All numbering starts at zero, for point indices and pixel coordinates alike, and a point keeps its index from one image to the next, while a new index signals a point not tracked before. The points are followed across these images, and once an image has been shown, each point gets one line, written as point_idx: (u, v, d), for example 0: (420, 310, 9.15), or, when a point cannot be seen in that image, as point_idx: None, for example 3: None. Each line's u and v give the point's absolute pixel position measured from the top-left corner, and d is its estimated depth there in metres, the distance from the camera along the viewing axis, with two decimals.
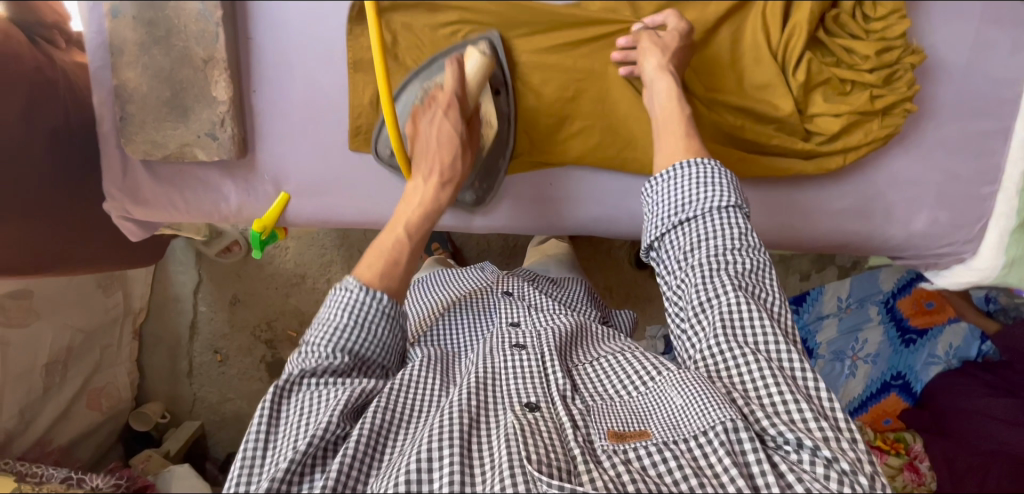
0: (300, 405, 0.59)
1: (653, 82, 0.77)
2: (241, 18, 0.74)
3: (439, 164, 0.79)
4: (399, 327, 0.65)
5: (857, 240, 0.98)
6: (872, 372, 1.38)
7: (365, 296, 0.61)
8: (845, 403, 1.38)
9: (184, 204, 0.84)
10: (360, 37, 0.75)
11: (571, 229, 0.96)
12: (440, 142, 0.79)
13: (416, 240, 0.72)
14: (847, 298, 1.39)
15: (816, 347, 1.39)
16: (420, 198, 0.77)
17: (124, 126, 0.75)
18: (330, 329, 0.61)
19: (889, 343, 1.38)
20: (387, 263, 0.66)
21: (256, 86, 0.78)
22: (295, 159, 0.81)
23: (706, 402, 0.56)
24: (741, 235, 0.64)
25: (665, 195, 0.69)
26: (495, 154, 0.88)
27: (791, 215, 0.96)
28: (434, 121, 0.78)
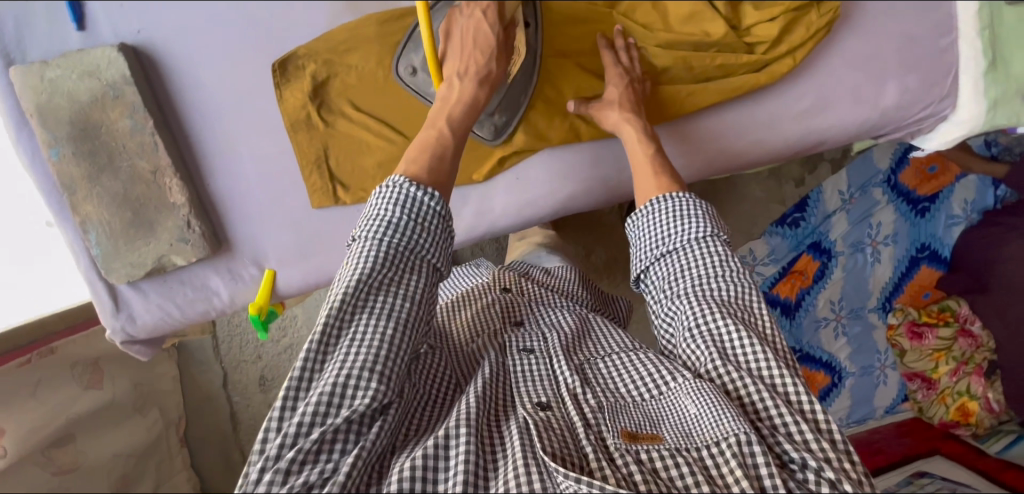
0: (359, 332, 0.56)
1: (620, 132, 0.83)
2: (175, 121, 0.77)
3: (473, 65, 0.72)
4: (448, 237, 0.63)
5: (834, 133, 0.97)
6: (895, 254, 1.38)
7: (420, 192, 0.61)
8: (879, 292, 1.40)
9: (179, 310, 0.82)
10: (288, 97, 0.78)
11: (557, 212, 0.95)
12: (473, 43, 0.71)
13: (454, 140, 0.71)
14: (848, 190, 1.36)
15: (833, 247, 1.39)
16: (452, 98, 0.72)
17: (101, 258, 0.76)
18: (384, 224, 0.60)
19: (904, 219, 1.37)
20: (432, 157, 0.69)
21: (210, 178, 0.79)
22: (269, 233, 0.82)
23: (716, 407, 0.56)
24: (723, 264, 0.65)
25: (644, 231, 0.70)
26: (523, 84, 0.84)
27: (762, 130, 0.95)
28: (467, 19, 0.70)
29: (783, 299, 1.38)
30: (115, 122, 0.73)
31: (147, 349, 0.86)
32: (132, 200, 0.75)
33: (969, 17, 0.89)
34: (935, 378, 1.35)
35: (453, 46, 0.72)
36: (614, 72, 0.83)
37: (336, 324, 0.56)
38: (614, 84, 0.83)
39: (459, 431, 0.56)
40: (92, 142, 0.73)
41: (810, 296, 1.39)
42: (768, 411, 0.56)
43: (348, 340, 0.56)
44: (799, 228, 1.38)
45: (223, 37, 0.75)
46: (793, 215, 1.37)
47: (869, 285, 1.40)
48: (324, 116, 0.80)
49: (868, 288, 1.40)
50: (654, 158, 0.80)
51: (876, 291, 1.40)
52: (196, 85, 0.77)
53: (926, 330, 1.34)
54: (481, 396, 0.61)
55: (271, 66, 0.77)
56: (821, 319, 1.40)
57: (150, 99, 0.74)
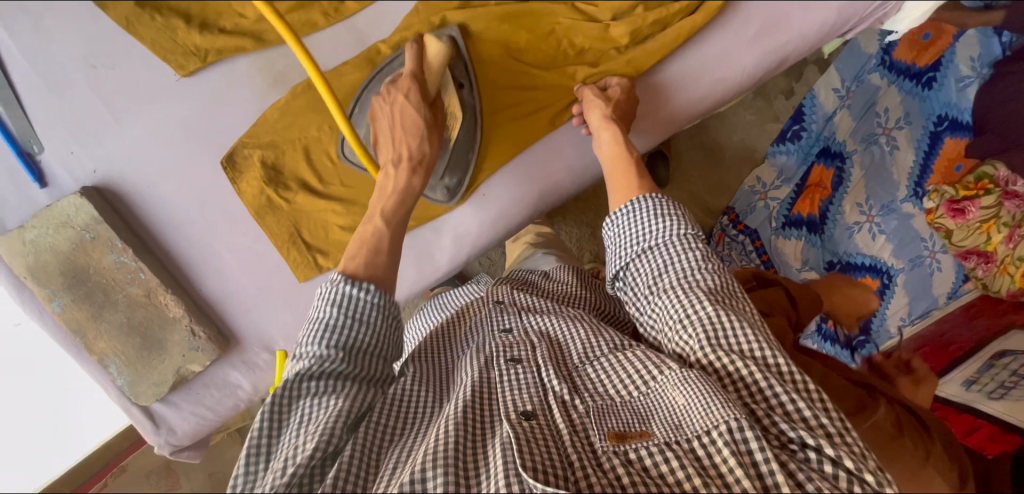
0: (303, 414, 0.57)
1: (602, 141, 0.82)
2: (153, 242, 0.81)
3: (406, 150, 0.76)
4: (395, 323, 0.63)
5: (791, 49, 0.91)
6: (912, 135, 1.17)
7: (355, 290, 0.60)
8: (906, 178, 1.18)
9: (211, 411, 0.86)
10: (246, 188, 0.81)
11: (535, 214, 0.95)
12: (403, 127, 0.76)
13: (398, 228, 0.70)
14: (844, 86, 1.19)
15: (843, 148, 1.22)
16: (388, 186, 0.74)
17: (127, 385, 0.81)
18: (324, 327, 0.59)
19: (911, 97, 1.17)
20: (371, 253, 0.66)
21: (200, 283, 0.83)
22: (270, 317, 0.86)
23: (705, 396, 0.56)
24: (703, 264, 0.64)
25: (621, 228, 0.70)
26: (467, 140, 0.86)
27: (713, 70, 0.92)
28: (392, 104, 0.77)
29: (806, 216, 1.25)
30: (99, 260, 0.77)
31: (196, 451, 0.91)
32: (136, 326, 0.79)
33: None
34: (990, 250, 1.09)
35: (384, 132, 0.78)
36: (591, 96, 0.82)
37: (279, 415, 0.56)
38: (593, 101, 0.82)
39: (438, 464, 0.54)
40: (85, 285, 0.77)
41: (833, 206, 1.23)
42: (758, 391, 0.57)
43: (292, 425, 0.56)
44: (801, 140, 1.24)
45: (173, 153, 0.79)
46: (791, 129, 1.24)
47: (892, 176, 1.19)
48: (283, 195, 0.82)
49: (893, 177, 1.19)
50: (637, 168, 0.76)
51: (903, 179, 1.18)
52: (160, 204, 0.80)
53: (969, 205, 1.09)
54: (466, 417, 0.60)
55: (221, 162, 0.80)
56: (852, 226, 1.22)
57: (123, 230, 0.78)
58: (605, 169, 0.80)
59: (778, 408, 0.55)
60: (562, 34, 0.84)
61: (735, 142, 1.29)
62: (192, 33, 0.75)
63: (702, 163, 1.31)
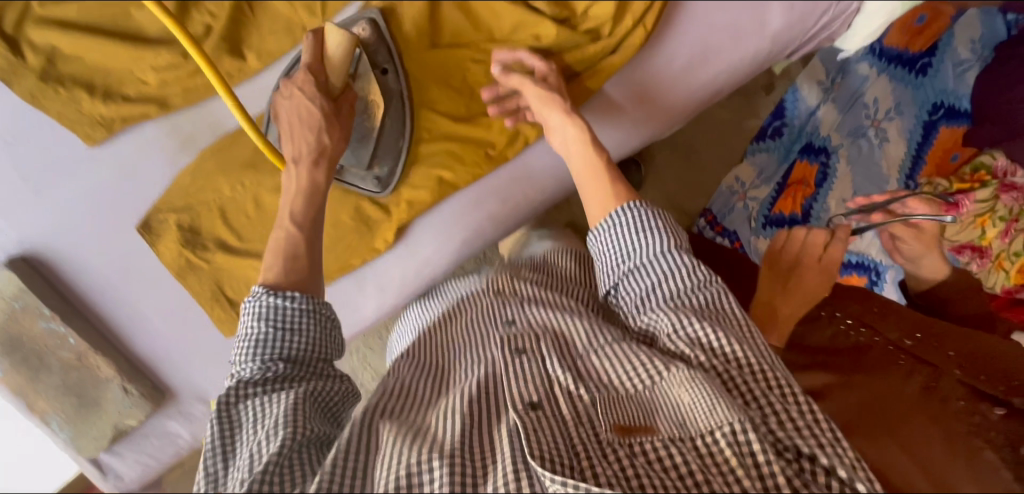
0: (253, 415, 0.54)
1: (557, 125, 0.75)
2: (82, 305, 0.84)
3: (305, 148, 0.71)
4: (329, 327, 0.62)
5: (723, 80, 0.87)
6: (904, 126, 1.15)
7: (277, 298, 0.58)
8: (897, 170, 1.14)
9: (156, 457, 0.92)
10: (165, 251, 0.82)
11: (464, 258, 0.94)
12: (300, 123, 0.72)
13: (309, 230, 0.67)
14: (829, 78, 1.17)
15: (828, 143, 1.17)
16: (291, 186, 0.69)
17: (68, 440, 0.85)
18: (254, 340, 0.57)
19: (903, 85, 1.15)
20: (289, 260, 0.63)
21: (131, 341, 0.86)
22: (203, 371, 0.89)
23: (708, 395, 0.53)
24: (690, 275, 0.61)
25: (605, 244, 0.65)
26: (395, 132, 0.83)
27: (653, 94, 0.86)
28: (289, 100, 0.74)
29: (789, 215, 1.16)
30: (28, 327, 0.80)
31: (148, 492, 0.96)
32: (72, 385, 0.83)
33: None
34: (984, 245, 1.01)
35: (285, 130, 0.74)
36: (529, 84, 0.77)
37: (227, 428, 0.54)
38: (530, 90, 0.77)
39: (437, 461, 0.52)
40: (18, 351, 0.81)
41: (817, 204, 1.16)
42: (756, 393, 0.54)
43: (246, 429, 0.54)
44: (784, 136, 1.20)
45: (90, 221, 0.81)
46: (773, 124, 1.20)
47: (882, 168, 1.14)
48: (200, 256, 0.83)
49: (882, 172, 1.14)
50: (599, 158, 0.71)
51: (895, 170, 1.14)
52: (84, 270, 0.82)
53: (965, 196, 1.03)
54: (468, 411, 0.59)
55: (137, 228, 0.82)
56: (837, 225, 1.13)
57: (50, 297, 0.81)
58: (571, 166, 0.73)
59: (775, 413, 0.53)
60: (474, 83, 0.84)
61: (711, 143, 1.26)
62: (97, 103, 0.77)
63: (678, 165, 1.26)
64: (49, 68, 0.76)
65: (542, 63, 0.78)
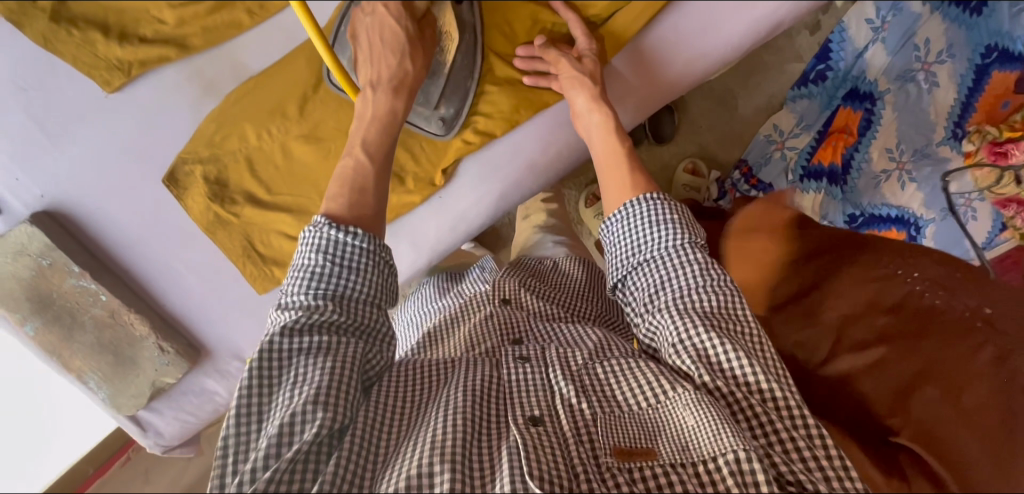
0: (295, 372, 0.52)
1: (585, 119, 0.73)
2: (112, 262, 0.81)
3: (385, 72, 0.68)
4: (387, 275, 0.58)
5: (787, 14, 0.77)
6: (960, 68, 0.95)
7: (340, 234, 0.55)
8: (945, 119, 0.97)
9: (194, 416, 0.91)
10: (195, 205, 0.79)
11: (501, 211, 0.90)
12: (381, 43, 0.67)
13: (380, 162, 0.65)
14: (877, 16, 1.00)
15: (873, 89, 1.03)
16: (369, 112, 0.67)
17: (108, 399, 0.85)
18: (311, 277, 0.55)
19: (958, 25, 0.95)
20: (356, 190, 0.62)
21: (164, 299, 0.84)
22: (236, 328, 0.87)
23: (715, 420, 0.47)
24: (704, 274, 0.54)
25: (617, 240, 0.59)
26: (468, 61, 0.76)
27: (689, 49, 0.80)
28: (371, 17, 0.67)
29: (828, 166, 1.06)
30: (60, 285, 0.78)
31: (189, 449, 0.96)
32: (108, 343, 0.81)
33: None
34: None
35: (362, 52, 0.69)
36: (564, 63, 0.73)
37: (268, 380, 0.52)
38: (563, 70, 0.74)
39: (443, 466, 0.48)
40: (51, 309, 0.79)
41: (859, 154, 1.05)
42: (766, 420, 0.49)
43: (284, 384, 0.52)
44: (824, 83, 1.07)
45: (115, 175, 0.78)
46: (814, 70, 1.07)
47: (929, 118, 0.98)
48: (230, 210, 0.80)
49: (929, 120, 0.98)
50: (623, 151, 0.68)
51: (941, 119, 0.97)
52: (113, 225, 0.80)
53: (1013, 147, 0.87)
54: (466, 415, 0.52)
55: (163, 181, 0.78)
56: (879, 175, 1.02)
57: (78, 255, 0.78)
58: (595, 157, 0.71)
59: (783, 443, 0.48)
60: (512, 16, 0.75)
61: (750, 90, 1.14)
62: (112, 45, 0.71)
63: (715, 115, 1.18)
64: (60, 8, 0.69)
65: (584, 39, 0.74)
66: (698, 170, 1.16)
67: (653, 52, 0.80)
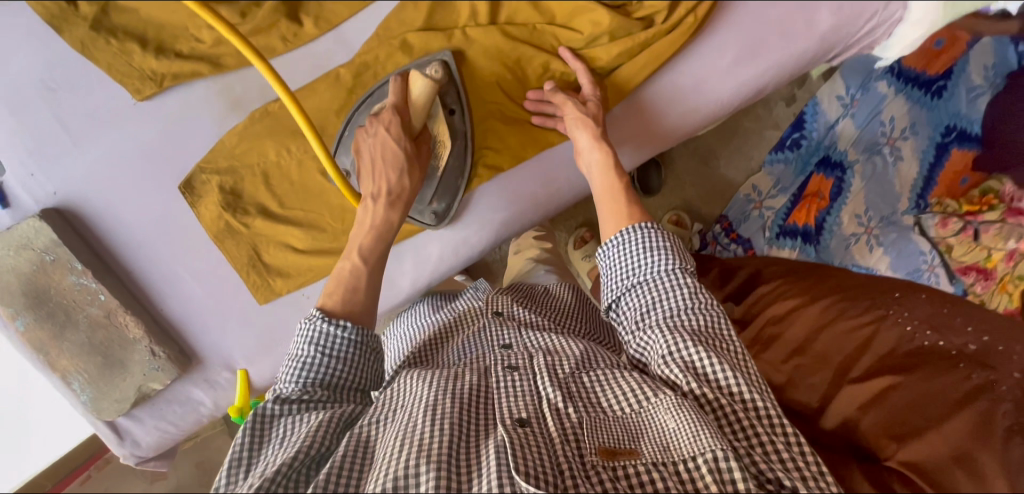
0: (284, 428, 0.54)
1: (587, 154, 0.79)
2: (114, 263, 0.82)
3: (385, 184, 0.74)
4: (373, 355, 0.62)
5: (766, 77, 0.87)
6: (920, 145, 1.04)
7: (330, 328, 0.58)
8: (908, 190, 1.02)
9: (174, 426, 0.89)
10: (206, 212, 0.81)
11: (501, 240, 0.94)
12: (382, 159, 0.75)
13: (375, 264, 0.68)
14: (847, 93, 1.12)
15: (844, 157, 1.10)
16: (368, 222, 0.72)
17: (89, 402, 0.83)
18: (302, 364, 0.57)
19: (918, 107, 1.06)
20: (347, 292, 0.65)
21: (162, 303, 0.84)
22: (230, 337, 0.87)
23: (694, 422, 0.49)
24: (694, 296, 0.59)
25: (613, 262, 0.64)
26: (456, 173, 0.85)
27: (684, 104, 0.88)
28: (372, 137, 0.76)
29: (802, 227, 1.08)
30: (59, 282, 0.78)
31: (162, 463, 0.94)
32: (99, 344, 0.81)
33: None
34: (989, 267, 0.87)
35: (365, 160, 0.76)
36: (570, 103, 0.80)
37: (260, 434, 0.54)
38: (569, 110, 0.80)
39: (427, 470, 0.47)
40: (46, 305, 0.79)
41: (831, 218, 1.06)
42: (746, 425, 0.52)
43: (274, 437, 0.54)
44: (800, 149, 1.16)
45: (131, 179, 0.80)
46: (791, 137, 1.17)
47: (894, 186, 1.04)
48: (240, 220, 0.82)
49: (894, 189, 1.03)
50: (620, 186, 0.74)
51: (905, 189, 1.03)
52: (121, 227, 0.81)
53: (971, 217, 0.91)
54: (455, 417, 0.53)
55: (178, 187, 0.81)
56: (849, 238, 1.03)
57: (83, 253, 0.79)
58: (594, 191, 0.76)
59: (760, 445, 0.51)
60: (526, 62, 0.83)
61: (732, 152, 1.25)
62: (148, 57, 0.75)
63: (697, 173, 1.27)
64: (102, 18, 0.73)
65: (590, 86, 0.81)
66: (682, 221, 1.23)
67: (651, 103, 0.88)
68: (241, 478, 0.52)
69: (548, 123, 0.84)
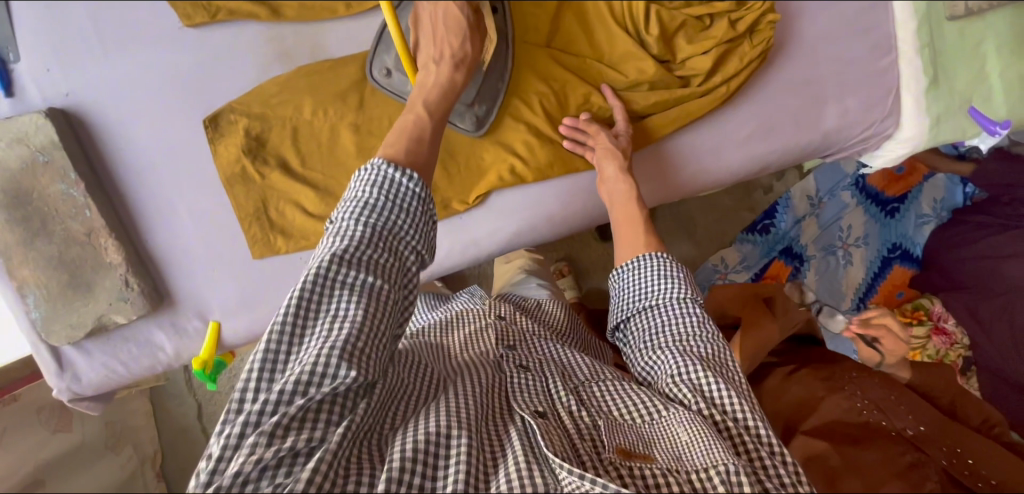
0: (337, 295, 0.52)
1: (612, 183, 0.83)
2: (110, 183, 0.78)
3: (448, 49, 0.69)
4: (430, 218, 0.59)
5: (774, 157, 0.95)
6: (867, 255, 1.24)
7: (398, 175, 0.56)
8: (853, 292, 1.22)
9: (123, 367, 0.83)
10: (224, 153, 0.79)
11: (505, 248, 0.96)
12: (444, 26, 0.68)
13: (439, 118, 0.69)
14: (817, 195, 1.25)
15: (804, 251, 1.25)
16: (433, 82, 0.69)
17: (40, 321, 0.77)
18: (363, 207, 0.55)
19: (874, 221, 1.25)
20: (413, 141, 0.66)
21: (148, 235, 0.80)
22: (211, 287, 0.83)
23: (706, 436, 0.53)
24: (701, 326, 0.63)
25: (626, 285, 0.68)
26: (500, 71, 0.82)
27: (701, 161, 0.94)
28: (429, 2, 0.66)
29: None
30: (46, 188, 0.74)
31: (96, 405, 0.87)
32: (69, 262, 0.76)
33: (907, 32, 0.86)
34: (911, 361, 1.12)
35: (423, 38, 0.69)
36: (603, 133, 0.85)
37: (307, 306, 0.52)
38: (600, 140, 0.85)
39: (459, 438, 0.52)
40: (25, 209, 0.74)
41: None
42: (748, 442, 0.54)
43: (320, 314, 0.52)
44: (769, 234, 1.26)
45: (152, 103, 0.77)
46: (762, 221, 1.26)
47: (842, 286, 1.23)
48: (257, 169, 0.81)
49: (841, 288, 1.23)
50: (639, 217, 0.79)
51: (851, 291, 1.23)
52: (129, 149, 0.78)
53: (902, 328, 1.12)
54: (477, 401, 0.58)
55: (203, 120, 0.79)
56: None
57: (83, 165, 0.75)
58: (612, 215, 0.82)
59: (767, 469, 0.52)
60: (569, 89, 0.87)
61: (710, 223, 1.32)
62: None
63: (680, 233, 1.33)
64: None
65: (623, 123, 0.87)
66: None
67: (672, 155, 0.94)
68: (272, 372, 0.51)
69: (577, 148, 0.88)
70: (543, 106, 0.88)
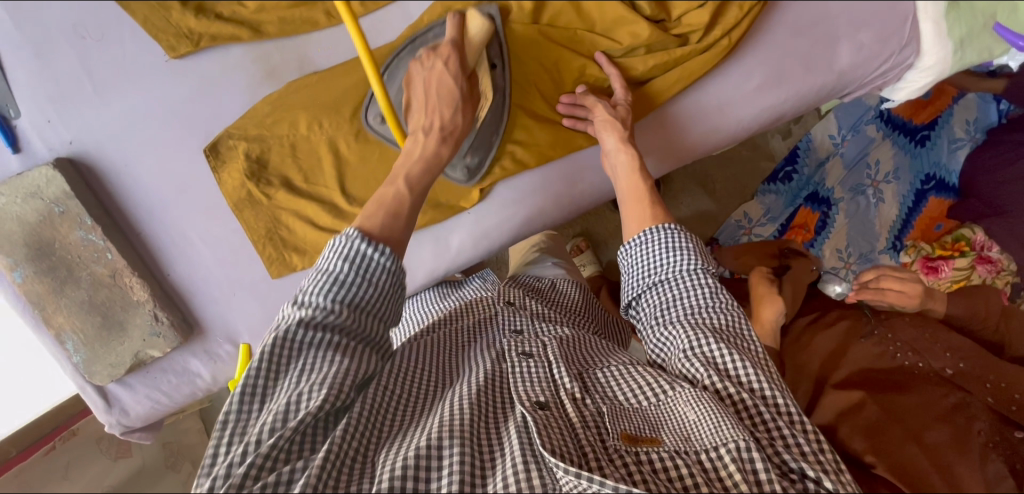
0: (302, 365, 0.53)
1: (614, 156, 0.80)
2: (124, 223, 0.80)
3: (438, 121, 0.74)
4: (399, 289, 0.58)
5: (785, 106, 0.91)
6: (899, 190, 1.17)
7: (370, 249, 0.55)
8: (887, 231, 1.16)
9: (166, 396, 0.87)
10: (228, 181, 0.80)
11: (518, 236, 0.95)
12: (436, 94, 0.74)
13: (418, 195, 0.69)
14: (839, 133, 1.19)
15: (831, 194, 1.20)
16: (417, 153, 0.72)
17: (83, 363, 0.80)
18: (332, 280, 0.54)
19: (903, 152, 1.18)
20: (390, 213, 0.65)
21: (169, 269, 0.82)
22: (236, 311, 0.86)
23: (716, 414, 0.52)
24: (713, 296, 0.61)
25: (635, 258, 0.65)
26: (494, 122, 0.83)
27: (708, 120, 0.91)
28: (427, 71, 0.74)
29: None
30: (66, 236, 0.76)
31: (148, 434, 0.91)
32: (99, 304, 0.78)
33: None
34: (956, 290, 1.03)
35: (418, 98, 0.75)
36: (601, 105, 0.81)
37: (270, 374, 0.53)
38: (598, 111, 0.81)
39: (453, 442, 0.52)
40: (49, 258, 0.76)
41: (814, 249, 1.18)
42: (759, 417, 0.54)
43: (288, 376, 0.53)
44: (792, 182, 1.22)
45: (152, 139, 0.77)
46: (784, 169, 1.22)
47: (875, 226, 1.17)
48: (263, 191, 0.81)
49: (874, 229, 1.17)
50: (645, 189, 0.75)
51: (885, 230, 1.16)
52: (136, 188, 0.79)
53: (941, 263, 1.04)
54: (477, 397, 0.58)
55: (203, 151, 0.79)
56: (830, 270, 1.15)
57: (97, 210, 0.77)
58: (618, 192, 0.78)
59: (783, 440, 0.52)
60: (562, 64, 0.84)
61: (727, 178, 1.28)
62: (187, 15, 0.71)
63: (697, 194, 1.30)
64: None
65: (622, 90, 0.83)
66: None
67: (676, 119, 0.90)
68: (245, 422, 0.52)
69: (577, 123, 0.85)
70: (539, 87, 0.85)
